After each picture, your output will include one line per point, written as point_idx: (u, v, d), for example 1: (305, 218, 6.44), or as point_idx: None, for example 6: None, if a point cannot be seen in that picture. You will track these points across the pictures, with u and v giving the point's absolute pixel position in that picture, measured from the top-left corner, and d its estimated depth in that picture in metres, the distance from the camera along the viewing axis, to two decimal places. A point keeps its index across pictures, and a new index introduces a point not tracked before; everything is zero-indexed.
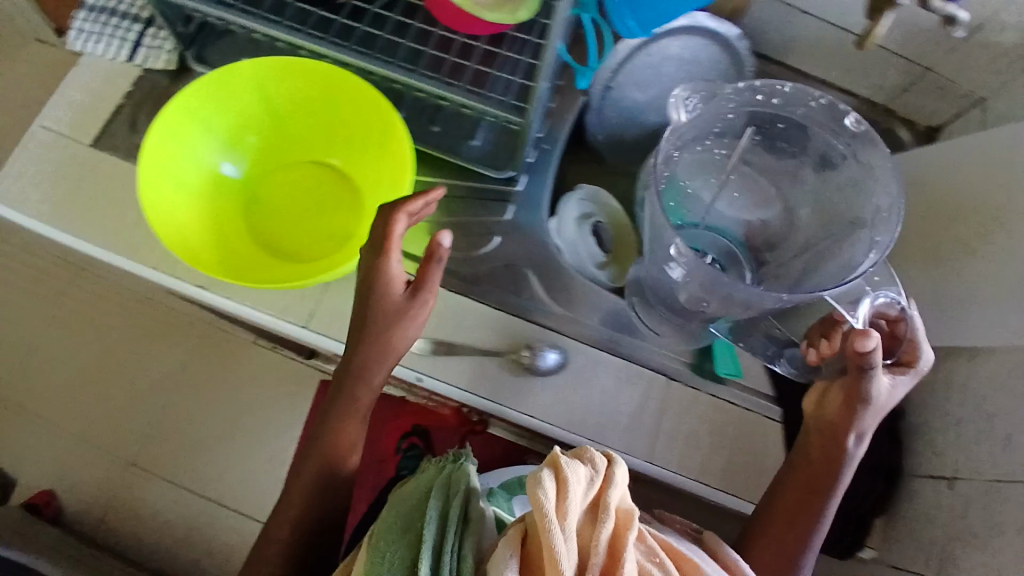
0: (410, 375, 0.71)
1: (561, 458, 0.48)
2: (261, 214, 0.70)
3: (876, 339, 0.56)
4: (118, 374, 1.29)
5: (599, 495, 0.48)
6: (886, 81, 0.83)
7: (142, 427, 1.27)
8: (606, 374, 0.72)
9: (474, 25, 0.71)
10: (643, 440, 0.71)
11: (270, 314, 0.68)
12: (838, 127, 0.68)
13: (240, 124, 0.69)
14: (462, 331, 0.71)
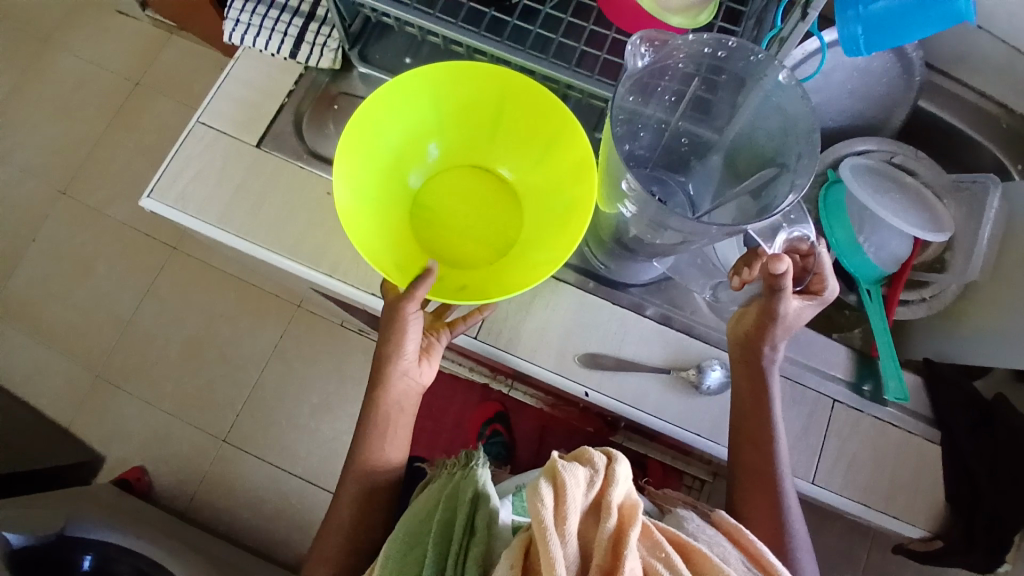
0: (577, 390, 0.70)
1: (560, 465, 0.49)
2: (435, 225, 0.70)
3: (787, 262, 0.61)
4: (214, 352, 1.29)
5: (602, 492, 0.49)
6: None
7: (237, 405, 1.27)
8: None
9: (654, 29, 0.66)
10: (806, 460, 0.72)
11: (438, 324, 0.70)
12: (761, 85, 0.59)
13: (412, 130, 0.69)
14: (629, 346, 0.71)
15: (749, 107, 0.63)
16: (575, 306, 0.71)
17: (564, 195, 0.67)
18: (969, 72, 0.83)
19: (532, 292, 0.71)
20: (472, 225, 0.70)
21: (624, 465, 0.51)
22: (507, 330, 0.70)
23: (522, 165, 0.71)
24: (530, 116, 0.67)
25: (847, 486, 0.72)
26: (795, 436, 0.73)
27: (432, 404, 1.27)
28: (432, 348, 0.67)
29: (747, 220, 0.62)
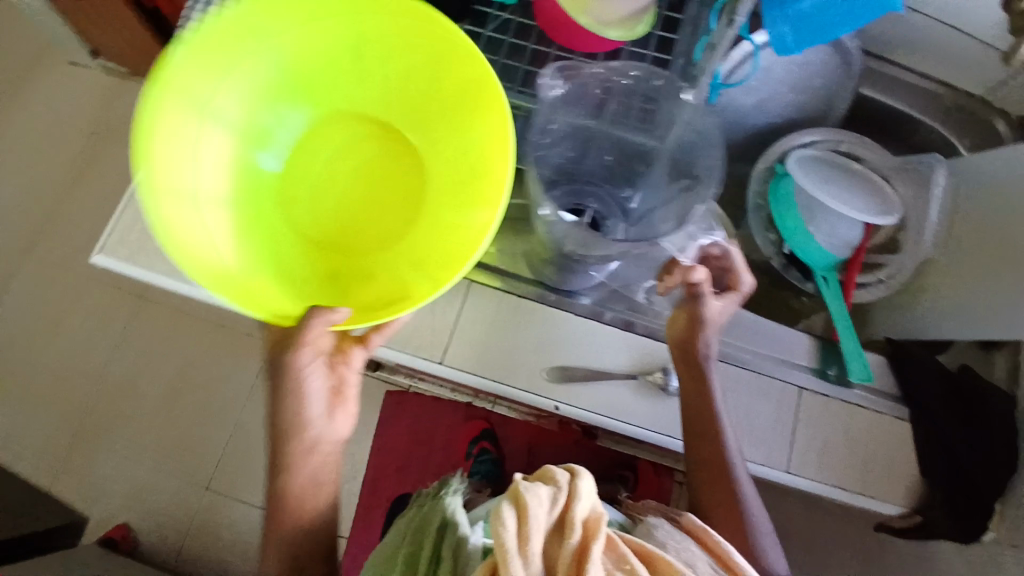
0: (547, 404, 0.71)
1: (522, 488, 0.53)
2: (317, 212, 0.61)
3: (702, 272, 0.68)
4: (194, 398, 1.28)
5: (567, 508, 0.52)
6: (988, 74, 0.83)
7: (220, 449, 1.26)
8: (739, 390, 0.74)
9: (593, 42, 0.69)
10: (779, 447, 0.73)
11: (398, 352, 0.70)
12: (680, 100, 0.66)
13: (269, 87, 0.58)
14: (596, 356, 0.72)
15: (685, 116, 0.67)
16: (538, 321, 0.72)
17: (469, 170, 0.58)
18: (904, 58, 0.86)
19: (495, 312, 0.72)
20: (365, 210, 0.62)
21: (586, 480, 0.54)
22: (473, 351, 0.71)
23: (419, 132, 0.62)
24: (427, 62, 0.57)
25: (825, 471, 0.72)
26: (767, 428, 0.73)
27: (417, 430, 1.27)
28: (343, 389, 0.63)
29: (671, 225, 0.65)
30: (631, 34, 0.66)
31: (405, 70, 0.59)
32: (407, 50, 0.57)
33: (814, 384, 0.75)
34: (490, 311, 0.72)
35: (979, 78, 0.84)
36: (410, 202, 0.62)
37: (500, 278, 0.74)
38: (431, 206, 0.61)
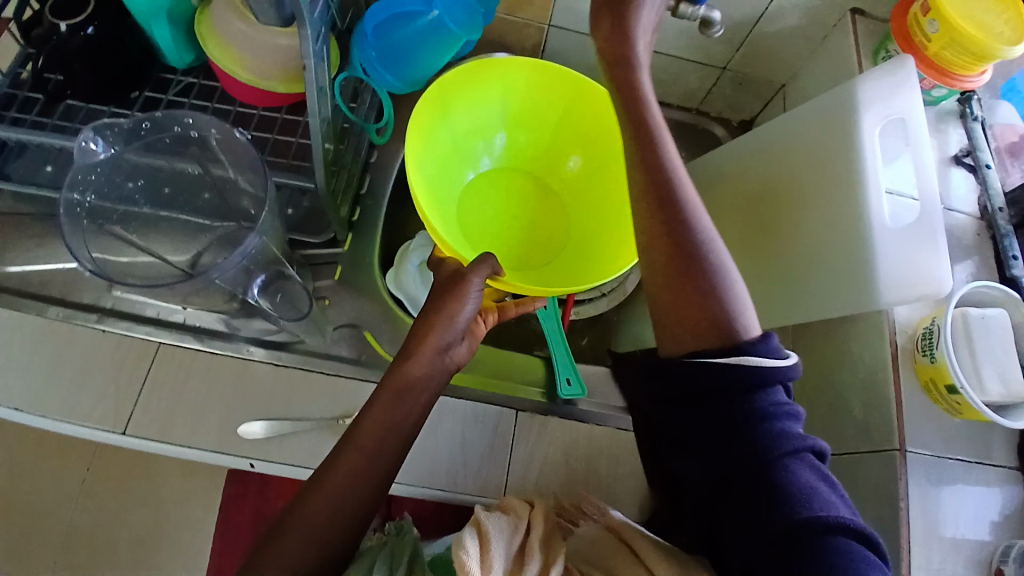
0: (242, 463, 0.67)
1: (485, 517, 0.54)
2: (513, 261, 0.75)
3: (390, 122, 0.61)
4: (22, 509, 1.08)
5: (523, 541, 0.55)
6: (694, 85, 0.89)
7: (53, 554, 1.07)
8: (453, 419, 0.72)
9: (274, 98, 0.74)
10: (496, 478, 0.71)
11: (80, 424, 0.66)
12: (243, 149, 0.61)
13: (456, 164, 0.76)
14: (294, 406, 0.69)
15: (318, 149, 0.61)
16: (229, 381, 0.69)
17: (608, 215, 0.76)
18: None
19: (183, 374, 0.69)
20: (523, 260, 0.76)
21: (541, 514, 0.58)
22: (154, 419, 0.67)
23: (532, 235, 0.78)
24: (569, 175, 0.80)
25: (540, 486, 0.71)
26: (484, 452, 0.72)
27: (264, 510, 1.10)
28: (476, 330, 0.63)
29: (269, 262, 0.64)
30: (293, 84, 0.71)
31: (568, 172, 0.81)
32: (533, 183, 0.81)
33: (529, 403, 0.76)
34: (178, 373, 0.69)
35: (691, 89, 0.90)
36: (564, 259, 0.77)
37: (194, 336, 0.71)
38: (588, 243, 0.77)
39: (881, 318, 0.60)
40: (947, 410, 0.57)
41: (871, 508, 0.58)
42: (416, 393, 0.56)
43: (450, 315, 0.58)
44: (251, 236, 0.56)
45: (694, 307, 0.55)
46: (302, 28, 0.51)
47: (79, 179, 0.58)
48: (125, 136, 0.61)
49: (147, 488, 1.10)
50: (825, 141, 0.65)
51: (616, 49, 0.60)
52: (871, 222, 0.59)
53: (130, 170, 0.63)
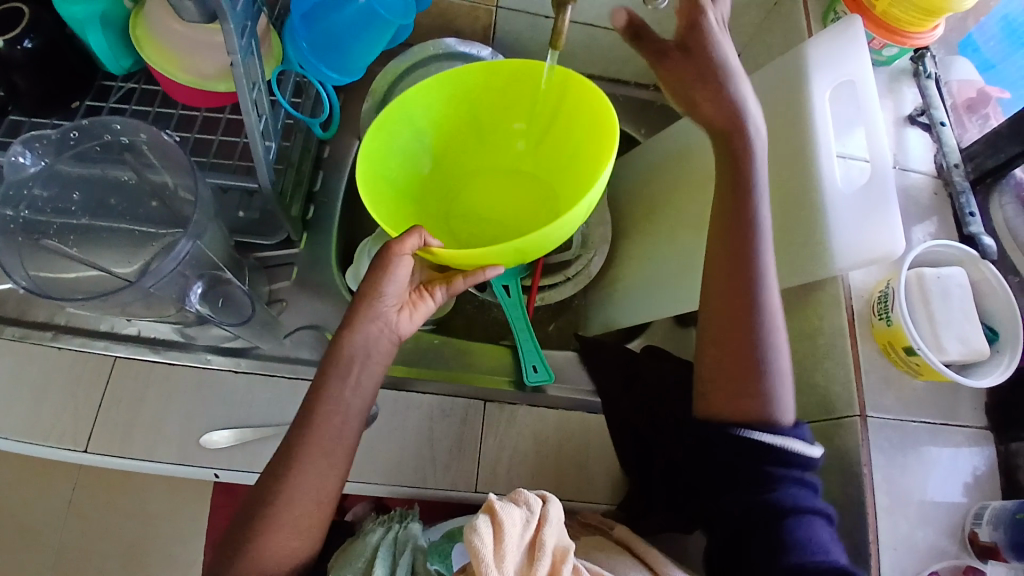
0: (206, 472, 0.66)
1: (500, 507, 0.47)
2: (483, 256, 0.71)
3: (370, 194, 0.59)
4: (8, 532, 1.07)
5: (535, 536, 0.47)
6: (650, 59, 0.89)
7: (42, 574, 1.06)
8: (419, 414, 0.71)
9: (219, 98, 0.72)
10: (465, 471, 0.70)
11: (41, 443, 0.65)
12: (177, 156, 0.60)
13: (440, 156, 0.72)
14: (255, 412, 0.68)
15: (259, 153, 0.61)
16: (188, 391, 0.68)
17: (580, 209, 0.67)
18: (569, 62, 0.90)
19: (142, 387, 0.68)
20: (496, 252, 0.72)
21: (556, 506, 0.49)
22: (114, 434, 0.66)
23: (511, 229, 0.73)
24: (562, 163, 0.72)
25: (512, 474, 0.71)
26: (453, 445, 0.71)
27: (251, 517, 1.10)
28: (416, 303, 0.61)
29: (213, 266, 0.64)
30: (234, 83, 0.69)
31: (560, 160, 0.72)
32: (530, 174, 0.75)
33: (497, 394, 0.75)
34: (137, 387, 0.68)
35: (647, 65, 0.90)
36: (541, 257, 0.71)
37: (151, 347, 0.69)
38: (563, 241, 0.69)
39: (837, 284, 0.59)
40: (907, 372, 0.57)
41: (837, 478, 0.57)
42: (361, 368, 0.57)
43: (375, 286, 0.57)
44: (184, 241, 0.56)
45: (740, 383, 0.58)
46: (225, 23, 0.49)
47: (12, 195, 0.59)
48: (55, 148, 0.61)
49: (135, 504, 1.09)
50: (785, 107, 0.64)
51: (707, 94, 0.57)
52: (823, 185, 0.58)
53: (66, 183, 0.63)
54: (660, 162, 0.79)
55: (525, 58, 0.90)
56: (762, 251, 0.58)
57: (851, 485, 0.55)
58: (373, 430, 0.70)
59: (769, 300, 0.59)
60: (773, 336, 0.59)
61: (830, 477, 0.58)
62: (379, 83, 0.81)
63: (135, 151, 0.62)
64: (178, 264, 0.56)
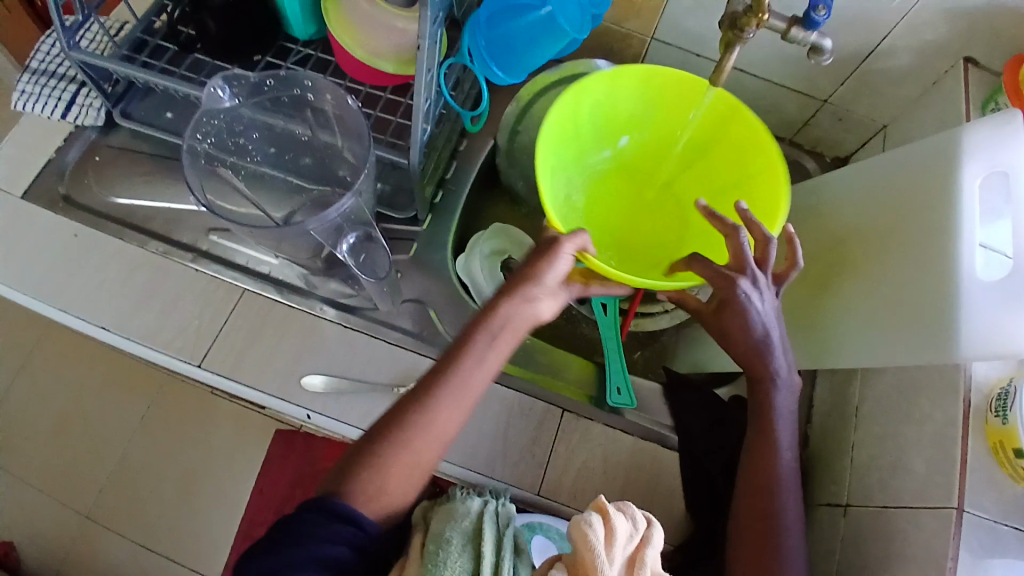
0: (300, 412, 0.70)
1: (610, 510, 0.47)
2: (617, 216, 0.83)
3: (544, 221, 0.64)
4: (84, 431, 1.15)
5: (636, 554, 0.47)
6: (792, 114, 0.90)
7: (103, 478, 1.13)
8: (502, 407, 0.74)
9: (380, 77, 0.77)
10: (533, 472, 0.72)
11: (159, 351, 0.71)
12: (353, 124, 0.66)
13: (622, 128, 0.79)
14: (354, 369, 0.72)
15: (419, 134, 0.65)
16: (298, 334, 0.72)
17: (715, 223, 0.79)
18: None
19: (258, 321, 0.72)
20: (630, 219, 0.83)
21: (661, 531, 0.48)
22: (225, 357, 0.71)
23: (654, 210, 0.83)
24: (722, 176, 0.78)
25: (578, 485, 0.72)
26: (527, 444, 0.73)
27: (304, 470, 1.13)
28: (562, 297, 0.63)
29: (354, 223, 0.68)
30: (404, 66, 0.73)
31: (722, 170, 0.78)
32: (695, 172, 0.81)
33: (578, 406, 0.76)
34: (254, 320, 0.72)
35: (789, 117, 0.91)
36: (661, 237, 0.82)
37: (276, 288, 0.74)
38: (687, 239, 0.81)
39: (957, 371, 0.58)
40: (1010, 477, 0.55)
41: (916, 567, 0.56)
42: (504, 339, 0.58)
43: (535, 271, 0.59)
44: (345, 198, 0.61)
45: (762, 545, 0.60)
46: (422, 10, 0.53)
47: (203, 122, 0.64)
48: (248, 90, 0.66)
49: (200, 433, 1.15)
50: (932, 182, 0.62)
51: (735, 333, 0.63)
52: (962, 272, 0.57)
53: (248, 124, 0.68)
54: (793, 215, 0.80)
55: None
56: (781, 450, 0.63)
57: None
58: None
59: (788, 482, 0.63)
60: (785, 504, 0.62)
61: (909, 563, 0.56)
62: (527, 91, 0.85)
63: (317, 110, 0.68)
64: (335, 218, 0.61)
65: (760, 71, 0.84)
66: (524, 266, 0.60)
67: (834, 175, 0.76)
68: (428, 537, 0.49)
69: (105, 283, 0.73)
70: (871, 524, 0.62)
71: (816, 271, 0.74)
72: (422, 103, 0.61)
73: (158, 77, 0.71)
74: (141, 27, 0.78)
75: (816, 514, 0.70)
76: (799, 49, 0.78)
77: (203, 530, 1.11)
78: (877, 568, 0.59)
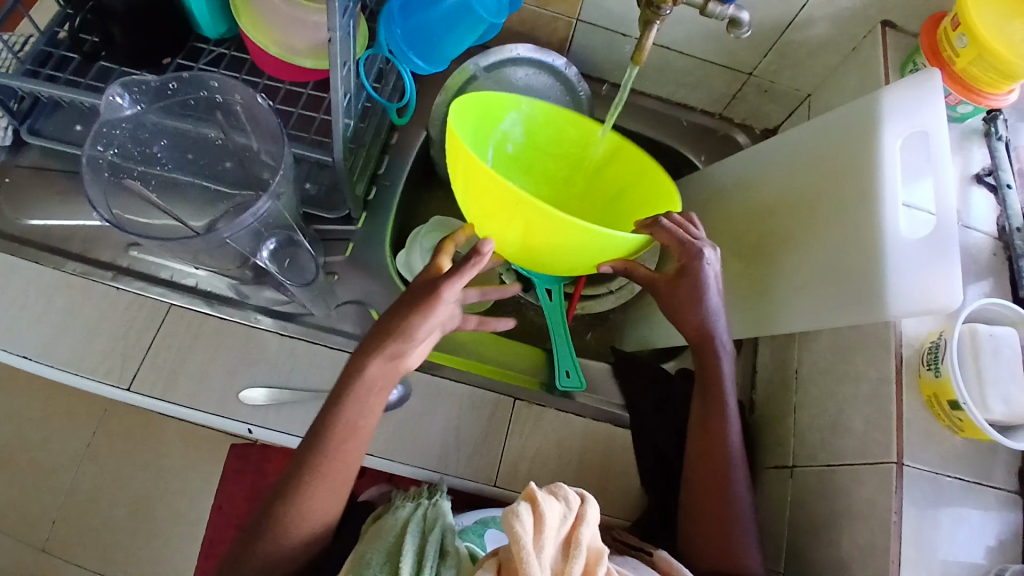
0: (240, 427, 0.68)
1: (540, 495, 0.48)
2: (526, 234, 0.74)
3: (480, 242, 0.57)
4: (27, 464, 1.10)
5: (572, 532, 0.48)
6: (720, 90, 0.90)
7: (52, 511, 1.09)
8: (451, 402, 0.73)
9: (299, 75, 0.75)
10: (487, 464, 0.71)
11: (87, 376, 0.67)
12: (266, 122, 0.64)
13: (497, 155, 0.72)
14: (294, 377, 0.70)
15: (339, 130, 0.63)
16: (232, 346, 0.70)
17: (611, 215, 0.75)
18: (640, 82, 0.92)
19: (190, 337, 0.70)
20: None
21: (593, 506, 0.50)
22: (158, 377, 0.68)
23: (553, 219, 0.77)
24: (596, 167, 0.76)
25: (533, 474, 0.71)
26: (478, 438, 0.72)
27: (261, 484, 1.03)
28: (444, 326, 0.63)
29: (279, 226, 0.67)
30: (322, 60, 0.71)
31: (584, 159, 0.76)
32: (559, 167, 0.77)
33: (527, 393, 0.75)
34: (185, 336, 0.70)
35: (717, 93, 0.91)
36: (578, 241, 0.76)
37: (204, 300, 0.72)
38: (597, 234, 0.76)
39: (889, 330, 0.60)
40: (949, 428, 0.57)
41: (862, 523, 0.57)
42: (376, 393, 0.60)
43: (415, 326, 0.58)
44: (263, 199, 0.59)
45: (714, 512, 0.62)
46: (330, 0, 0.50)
47: (103, 132, 0.62)
48: (151, 95, 0.65)
49: (152, 456, 1.11)
50: (852, 144, 0.64)
51: (684, 308, 0.64)
52: (887, 232, 0.58)
53: (155, 130, 0.66)
54: (727, 188, 0.80)
55: (597, 73, 0.92)
56: (731, 422, 0.65)
57: (877, 532, 0.55)
58: (405, 409, 0.72)
59: (735, 455, 0.64)
60: (728, 470, 0.63)
61: (855, 519, 0.58)
62: (454, 79, 0.82)
63: (229, 112, 0.67)
64: (252, 224, 0.60)
65: (687, 48, 0.84)
66: (407, 312, 0.58)
67: (759, 146, 0.77)
68: (354, 560, 0.52)
69: (21, 310, 0.69)
70: (818, 486, 0.63)
71: (745, 244, 0.75)
72: (338, 100, 0.59)
73: (60, 88, 0.68)
74: (43, 39, 0.75)
75: (766, 479, 0.72)
76: (720, 23, 0.78)
77: (165, 556, 1.08)
78: (826, 528, 0.60)
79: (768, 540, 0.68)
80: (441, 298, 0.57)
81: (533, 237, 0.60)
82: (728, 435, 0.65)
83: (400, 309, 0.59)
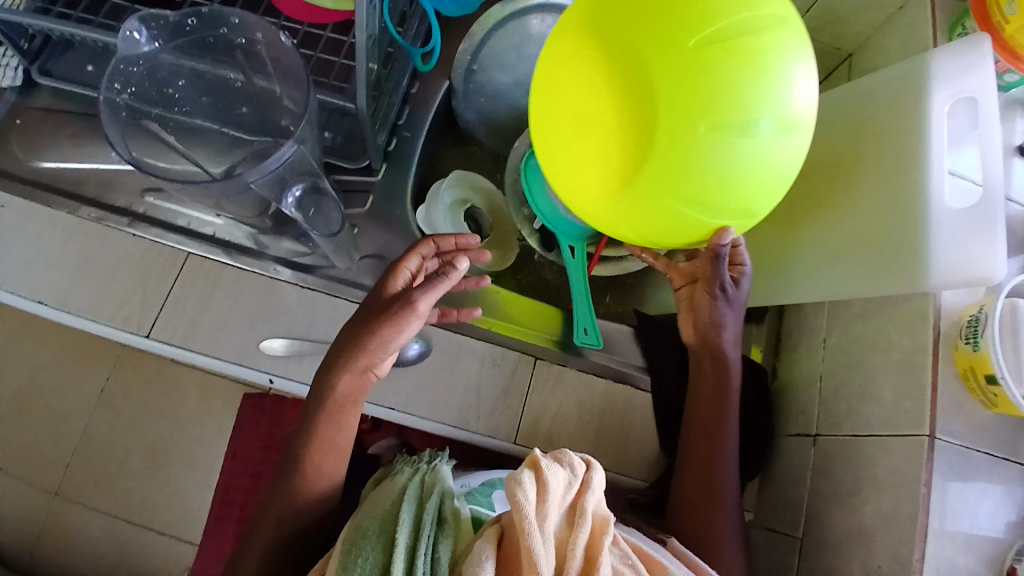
0: (262, 377, 0.68)
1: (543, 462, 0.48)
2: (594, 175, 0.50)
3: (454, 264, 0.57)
4: (40, 409, 1.11)
5: (577, 499, 0.48)
6: None
7: (66, 456, 1.10)
8: (470, 360, 0.72)
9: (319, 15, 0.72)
10: (507, 422, 0.71)
11: (106, 322, 0.67)
12: (290, 60, 0.62)
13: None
14: (314, 330, 0.69)
15: (364, 75, 0.60)
16: (252, 297, 0.69)
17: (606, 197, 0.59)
18: None
19: (209, 286, 0.68)
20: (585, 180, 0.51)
21: (599, 473, 0.50)
22: (176, 326, 0.67)
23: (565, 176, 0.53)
24: None
25: (552, 433, 0.71)
26: (498, 396, 0.71)
27: (275, 434, 1.02)
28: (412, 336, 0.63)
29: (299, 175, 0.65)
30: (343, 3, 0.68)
31: None
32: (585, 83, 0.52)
33: (548, 354, 0.74)
34: (204, 285, 0.68)
35: None
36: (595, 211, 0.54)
37: (223, 249, 0.70)
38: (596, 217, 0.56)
39: (927, 301, 0.58)
40: (981, 402, 0.56)
41: (887, 494, 0.56)
42: (349, 407, 0.61)
43: (387, 339, 0.58)
44: (286, 145, 0.57)
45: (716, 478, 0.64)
46: None
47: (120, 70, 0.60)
48: (168, 31, 0.62)
49: (165, 404, 1.12)
50: (893, 109, 0.61)
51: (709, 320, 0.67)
52: (930, 199, 0.56)
53: (172, 70, 0.64)
54: None
55: None
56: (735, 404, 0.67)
57: (904, 501, 0.55)
58: (425, 365, 0.71)
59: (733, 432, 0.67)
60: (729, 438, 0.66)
61: (881, 490, 0.57)
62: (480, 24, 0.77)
63: (249, 52, 0.65)
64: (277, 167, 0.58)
65: None
66: (374, 331, 0.58)
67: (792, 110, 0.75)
68: (350, 528, 0.51)
69: (37, 254, 0.68)
70: (842, 454, 0.63)
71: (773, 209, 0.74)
72: (364, 39, 0.55)
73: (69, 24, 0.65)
74: None
75: (786, 444, 0.71)
76: None
77: (181, 501, 1.10)
78: (850, 496, 0.60)
79: (787, 505, 0.68)
80: (408, 313, 0.57)
81: (686, 153, 0.44)
82: (732, 410, 0.67)
83: (369, 328, 0.58)
